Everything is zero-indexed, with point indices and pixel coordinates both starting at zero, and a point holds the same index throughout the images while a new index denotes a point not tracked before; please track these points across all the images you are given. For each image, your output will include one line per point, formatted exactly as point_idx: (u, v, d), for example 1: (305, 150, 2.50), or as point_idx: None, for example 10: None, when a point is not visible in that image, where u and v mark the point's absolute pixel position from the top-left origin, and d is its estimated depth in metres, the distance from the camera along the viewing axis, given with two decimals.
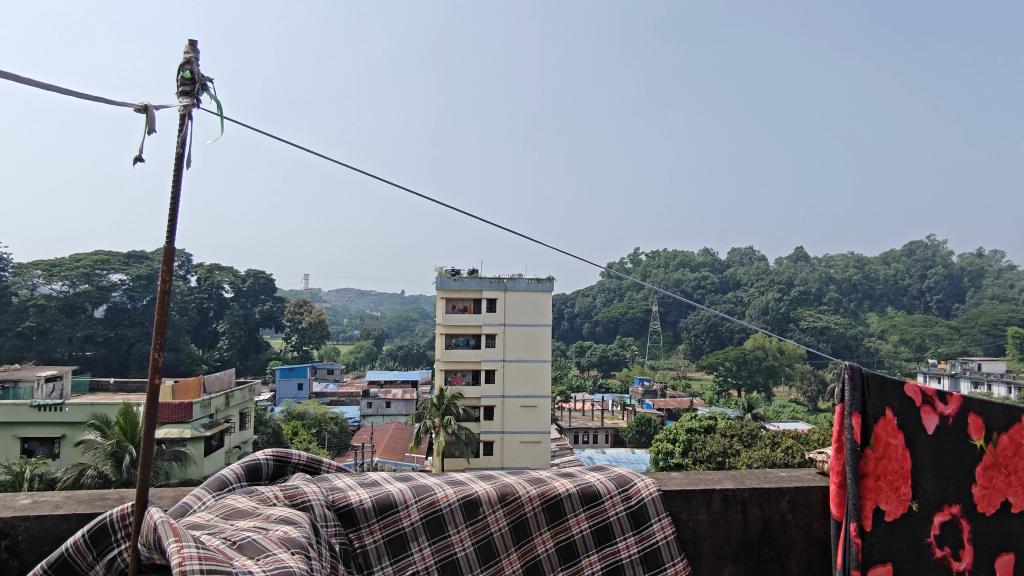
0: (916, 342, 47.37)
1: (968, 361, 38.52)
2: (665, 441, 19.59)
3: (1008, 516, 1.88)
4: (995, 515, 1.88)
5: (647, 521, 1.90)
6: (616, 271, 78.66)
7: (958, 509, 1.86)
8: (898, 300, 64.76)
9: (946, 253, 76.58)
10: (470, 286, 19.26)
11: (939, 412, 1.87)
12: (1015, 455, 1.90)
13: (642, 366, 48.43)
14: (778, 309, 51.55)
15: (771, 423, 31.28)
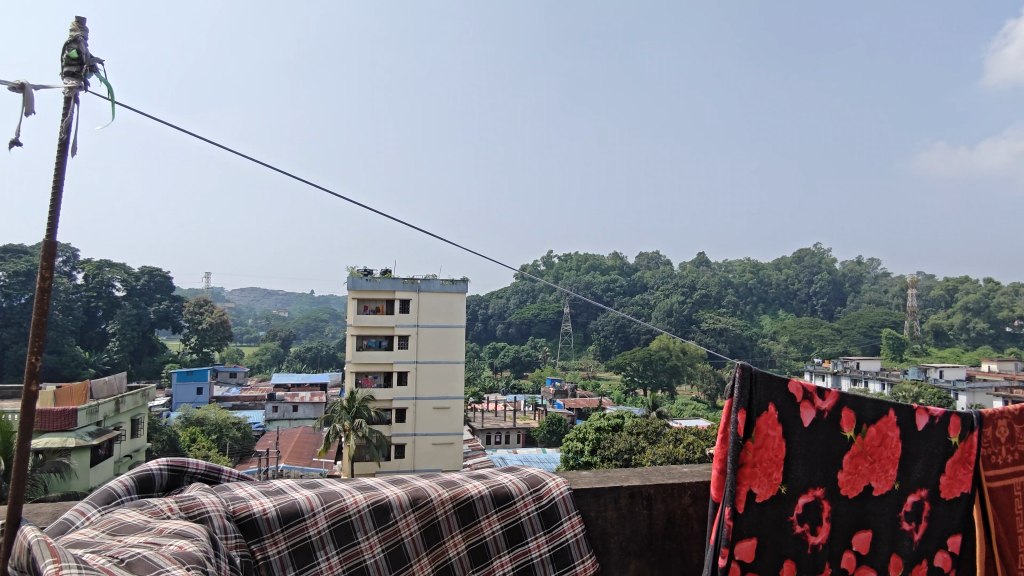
0: (804, 343, 50.95)
1: (848, 361, 41.85)
2: (574, 440, 19.91)
3: (872, 499, 2.08)
4: (860, 498, 2.07)
5: (557, 520, 1.93)
6: (530, 272, 79.73)
7: (828, 494, 2.02)
8: (788, 303, 69.39)
9: (830, 261, 82.87)
10: (383, 287, 18.93)
11: (816, 406, 2.01)
12: (880, 444, 2.09)
13: (553, 367, 49.32)
14: (681, 310, 53.89)
15: (675, 420, 32.73)
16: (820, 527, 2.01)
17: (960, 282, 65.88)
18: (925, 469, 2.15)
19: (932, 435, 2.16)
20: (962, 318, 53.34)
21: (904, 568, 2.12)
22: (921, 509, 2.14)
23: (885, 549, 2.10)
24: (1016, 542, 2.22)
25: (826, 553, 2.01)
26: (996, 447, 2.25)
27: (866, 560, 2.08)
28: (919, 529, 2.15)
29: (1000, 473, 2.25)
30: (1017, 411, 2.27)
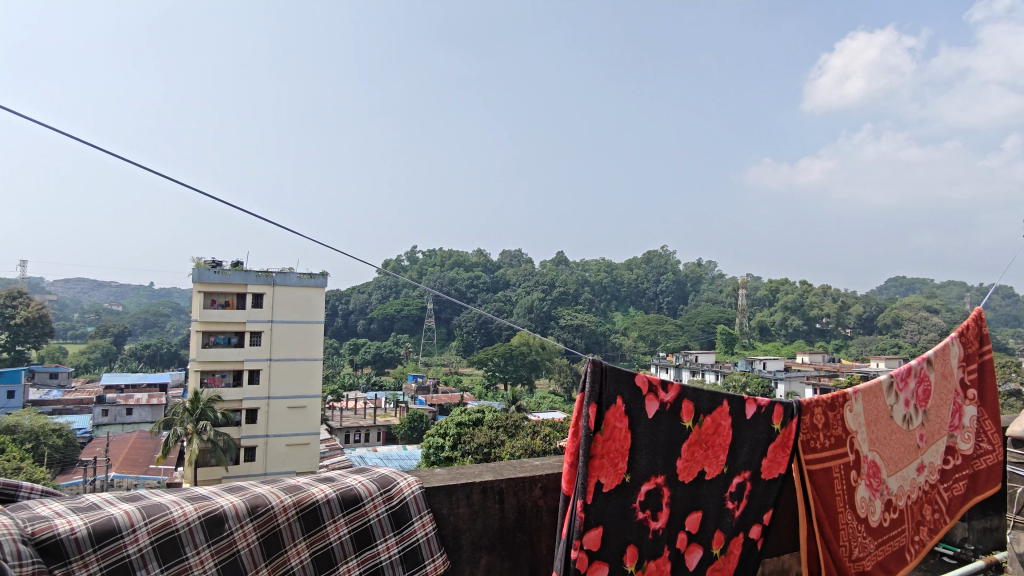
0: (651, 338, 54.74)
1: (689, 354, 45.60)
2: (435, 436, 19.86)
3: (705, 483, 2.25)
4: (694, 483, 2.23)
5: (408, 519, 1.89)
6: (393, 267, 78.39)
7: (668, 481, 2.16)
8: (637, 301, 74.21)
9: (675, 262, 89.78)
10: (233, 280, 17.65)
11: (659, 399, 2.13)
12: (713, 432, 2.26)
13: (416, 363, 48.91)
14: (541, 307, 55.37)
15: (533, 413, 33.95)
16: (661, 512, 2.13)
17: (782, 283, 74.20)
18: (751, 453, 2.36)
19: (759, 422, 2.37)
20: (782, 316, 60.33)
21: (729, 544, 2.34)
22: (745, 489, 2.36)
23: (713, 526, 2.29)
24: (832, 516, 2.51)
25: (663, 535, 2.15)
26: (812, 432, 2.51)
27: (699, 539, 2.25)
28: (742, 508, 2.37)
29: (819, 456, 2.52)
30: (830, 399, 2.56)
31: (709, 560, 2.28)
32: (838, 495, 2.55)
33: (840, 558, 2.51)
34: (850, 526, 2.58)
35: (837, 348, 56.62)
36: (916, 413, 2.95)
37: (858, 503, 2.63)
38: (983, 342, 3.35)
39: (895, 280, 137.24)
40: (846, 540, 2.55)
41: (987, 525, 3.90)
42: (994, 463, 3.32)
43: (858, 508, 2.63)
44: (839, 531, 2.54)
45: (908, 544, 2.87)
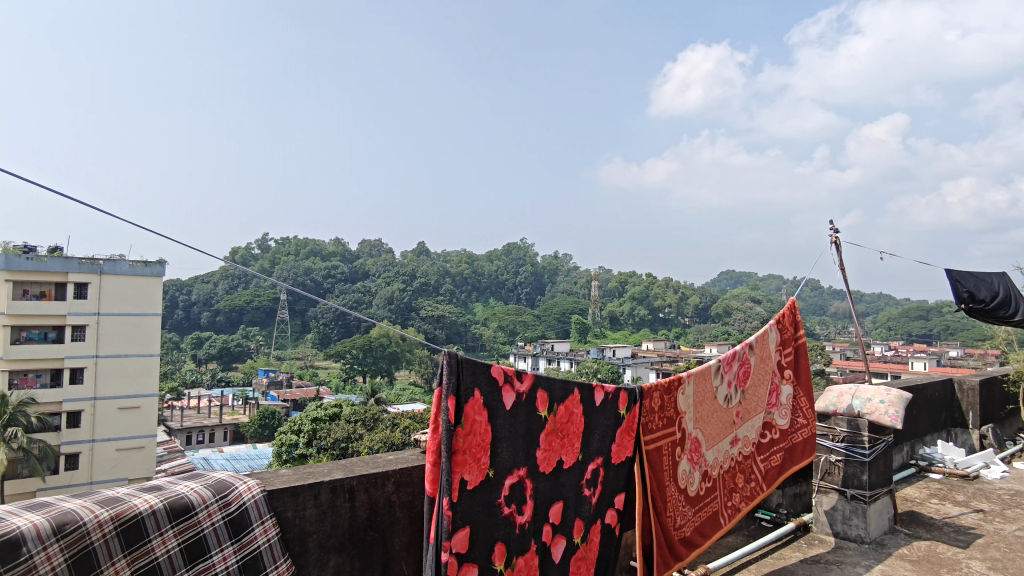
0: (510, 328, 56.13)
1: (546, 343, 47.41)
2: (288, 433, 18.88)
3: (562, 472, 2.32)
4: (554, 472, 2.29)
5: (247, 527, 1.76)
6: (242, 255, 73.47)
7: (528, 472, 2.20)
8: (497, 292, 75.71)
9: (533, 255, 92.64)
10: (51, 268, 15.46)
11: (515, 390, 2.16)
12: (567, 421, 2.34)
13: (267, 358, 46.30)
14: (401, 298, 53.76)
15: (393, 405, 33.54)
16: (523, 504, 2.17)
17: (630, 275, 79.23)
18: (601, 439, 2.47)
19: (607, 408, 2.49)
20: (630, 306, 64.38)
21: (586, 531, 2.43)
22: (598, 475, 2.46)
23: (573, 515, 2.37)
24: (663, 493, 2.72)
25: (526, 528, 2.18)
26: (652, 416, 2.68)
27: (558, 529, 2.31)
28: (597, 494, 2.47)
29: (656, 437, 2.70)
30: (668, 383, 2.74)
31: (569, 548, 2.36)
32: (668, 470, 2.75)
33: (669, 530, 2.72)
34: (676, 499, 2.80)
35: (677, 336, 61.70)
36: (736, 392, 3.25)
37: (682, 476, 2.85)
38: (796, 328, 3.76)
39: (727, 275, 152.39)
40: (672, 512, 2.76)
41: (797, 490, 4.42)
42: (807, 436, 3.75)
43: (683, 482, 2.85)
44: (668, 505, 2.75)
45: (724, 511, 3.17)
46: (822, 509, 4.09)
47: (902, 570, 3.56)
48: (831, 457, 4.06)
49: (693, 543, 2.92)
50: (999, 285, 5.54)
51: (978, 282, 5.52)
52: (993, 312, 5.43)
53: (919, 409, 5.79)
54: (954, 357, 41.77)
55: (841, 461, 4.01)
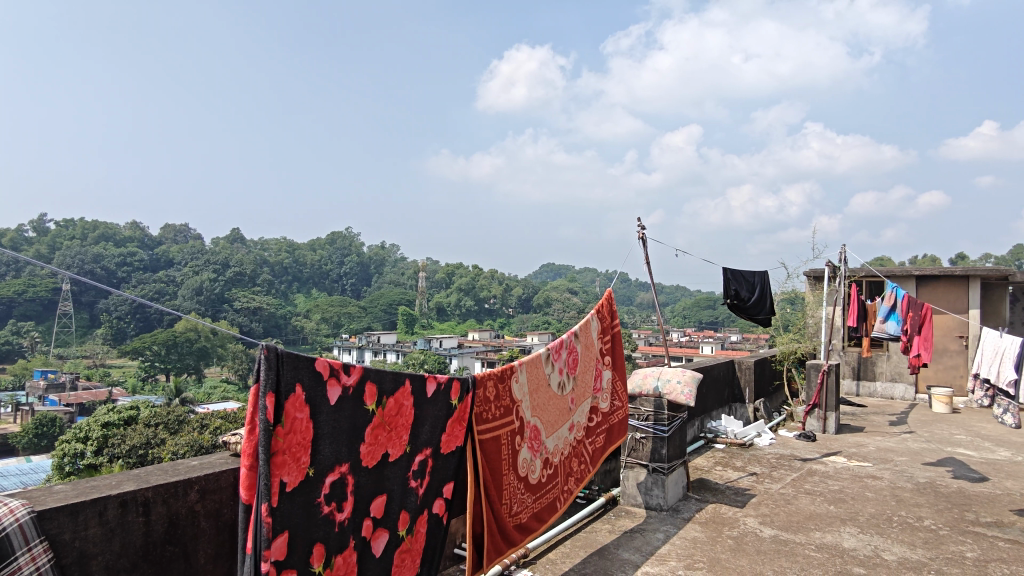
0: (333, 320, 54.27)
1: (371, 335, 46.73)
2: (70, 442, 16.39)
3: (389, 466, 2.29)
4: (379, 467, 2.25)
5: (10, 555, 1.51)
6: (10, 239, 62.69)
7: (352, 468, 2.13)
8: (321, 283, 72.56)
9: (359, 245, 90.24)
10: None
11: (342, 383, 2.08)
12: (396, 413, 2.31)
13: (45, 357, 40.14)
14: (212, 288, 48.63)
15: (202, 405, 30.91)
16: (345, 502, 2.10)
17: (457, 267, 80.41)
18: (431, 431, 2.47)
19: (438, 399, 2.50)
20: (457, 297, 65.30)
21: (413, 522, 2.43)
22: (426, 466, 2.47)
23: (398, 508, 2.35)
24: (498, 482, 2.80)
25: (348, 526, 2.12)
26: (485, 405, 2.74)
27: (383, 522, 2.28)
28: (425, 484, 2.48)
29: (489, 425, 2.77)
30: (500, 372, 2.82)
31: (394, 541, 2.34)
32: (506, 460, 2.84)
33: (504, 517, 2.81)
34: (511, 487, 2.90)
35: (501, 326, 63.72)
36: (568, 379, 3.44)
37: (519, 464, 2.96)
38: (614, 317, 4.05)
39: (549, 268, 160.96)
40: (507, 499, 2.85)
41: (608, 467, 4.78)
42: (621, 417, 4.07)
43: (519, 469, 2.96)
44: (502, 493, 2.84)
45: (559, 494, 3.34)
46: (628, 482, 4.47)
47: (693, 531, 4.02)
48: (636, 435, 4.44)
49: (531, 527, 3.05)
50: (759, 280, 6.47)
51: (742, 280, 6.35)
52: (753, 310, 6.41)
53: (708, 387, 6.56)
54: (734, 341, 47.99)
55: (645, 438, 4.40)
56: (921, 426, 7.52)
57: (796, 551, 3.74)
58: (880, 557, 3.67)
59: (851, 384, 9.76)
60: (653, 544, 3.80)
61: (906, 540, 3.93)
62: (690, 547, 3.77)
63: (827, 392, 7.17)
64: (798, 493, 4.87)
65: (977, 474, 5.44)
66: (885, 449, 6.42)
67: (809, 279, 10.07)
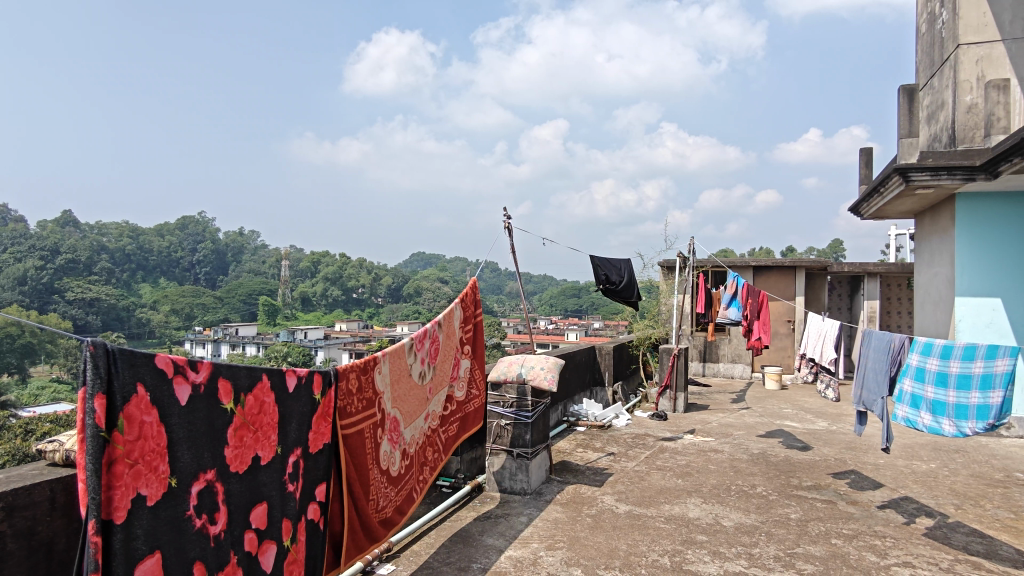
0: (185, 311, 49.15)
1: (228, 327, 43.81)
2: None
3: (260, 469, 2.13)
4: (249, 472, 2.09)
5: None
6: None
7: (219, 475, 1.97)
8: (171, 271, 66.48)
9: (214, 231, 84.02)
10: None
11: (191, 380, 1.89)
12: (258, 412, 2.15)
13: None
14: (40, 277, 42.13)
15: (27, 408, 27.13)
16: (218, 513, 1.94)
17: (323, 255, 77.42)
18: (298, 429, 2.33)
19: (302, 395, 2.36)
20: (323, 286, 62.96)
21: (295, 530, 2.29)
22: (299, 468, 2.33)
23: (277, 516, 2.20)
24: (363, 477, 2.71)
25: (226, 540, 1.97)
26: (349, 398, 2.63)
27: (264, 533, 2.13)
28: (300, 488, 2.34)
29: (353, 420, 2.65)
30: (362, 363, 2.71)
31: (279, 553, 2.20)
32: (369, 454, 2.74)
33: (367, 511, 2.73)
34: (377, 482, 2.82)
35: (370, 316, 62.23)
36: (428, 368, 3.39)
37: (383, 457, 2.88)
38: (475, 306, 4.06)
39: (419, 256, 160.15)
40: (373, 494, 2.79)
41: (474, 455, 4.78)
42: (478, 405, 4.12)
43: (384, 463, 2.89)
44: (369, 489, 2.76)
45: (416, 485, 3.28)
46: (494, 468, 4.51)
47: (555, 512, 4.15)
48: (501, 422, 4.49)
49: (391, 521, 2.97)
50: (625, 268, 6.80)
51: (611, 266, 6.63)
52: (625, 294, 6.74)
53: (571, 372, 6.82)
54: (597, 327, 50.51)
55: (511, 424, 4.48)
56: (755, 402, 8.32)
57: (648, 523, 3.99)
58: (719, 524, 4.00)
59: (697, 365, 10.56)
60: (518, 527, 3.88)
61: (742, 507, 4.31)
62: (552, 528, 3.89)
63: (677, 373, 7.71)
64: (650, 470, 5.20)
65: (800, 443, 6.11)
66: (726, 424, 7.03)
67: (663, 269, 10.75)
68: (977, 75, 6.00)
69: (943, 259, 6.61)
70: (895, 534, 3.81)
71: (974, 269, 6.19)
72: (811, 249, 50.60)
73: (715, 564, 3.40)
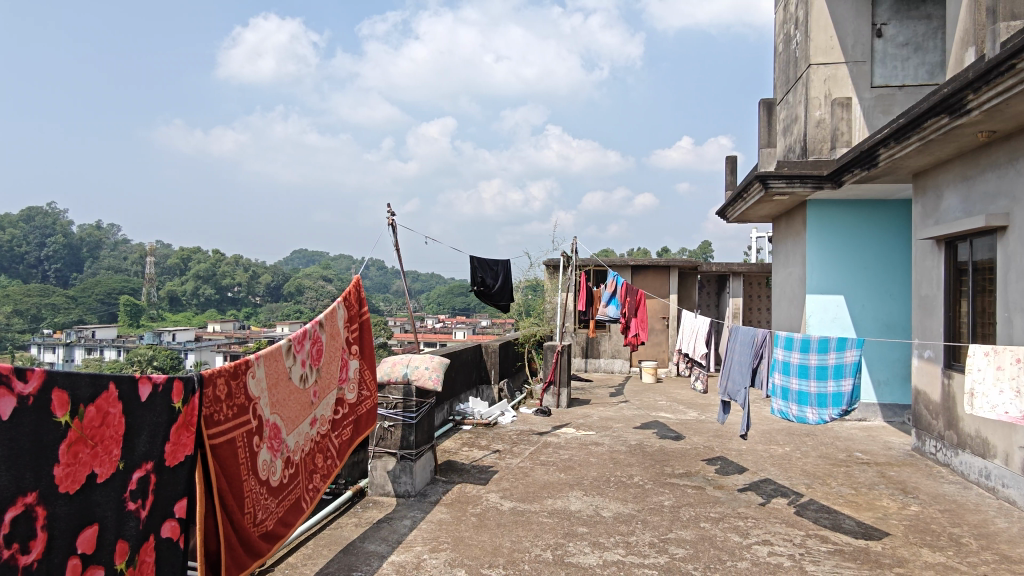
0: (30, 313, 42.67)
1: (82, 329, 39.35)
2: None
3: (96, 488, 1.92)
4: (82, 492, 1.88)
5: None
6: None
7: (41, 498, 1.76)
8: (11, 268, 58.66)
9: (65, 223, 75.47)
10: None
11: (18, 392, 1.70)
12: (101, 424, 1.94)
13: None
14: None
15: None
16: (35, 540, 1.73)
17: (194, 251, 71.86)
18: (149, 442, 2.12)
19: (157, 404, 2.14)
20: (193, 284, 58.48)
21: (136, 552, 2.05)
22: (147, 484, 2.10)
23: (112, 537, 1.97)
24: (238, 488, 2.52)
25: (47, 570, 1.76)
26: (216, 406, 2.41)
27: (93, 558, 1.91)
28: (150, 506, 2.11)
29: (224, 428, 2.45)
30: (232, 367, 2.51)
31: None
32: (242, 464, 2.54)
33: (244, 525, 2.54)
34: (256, 493, 2.64)
35: (247, 317, 58.62)
36: (310, 371, 3.22)
37: (262, 467, 2.70)
38: (360, 305, 3.91)
39: (300, 253, 153.35)
40: (253, 507, 2.61)
41: (355, 459, 4.61)
42: (370, 406, 3.97)
43: (263, 472, 2.71)
44: (247, 500, 2.58)
45: (305, 494, 3.10)
46: (376, 472, 4.38)
47: (440, 513, 4.10)
48: (384, 424, 4.37)
49: (274, 534, 2.79)
50: (502, 269, 6.85)
51: (487, 268, 6.67)
52: (498, 298, 6.79)
53: (456, 371, 6.76)
54: (485, 325, 50.63)
55: (393, 426, 4.36)
56: (633, 396, 8.69)
57: (532, 519, 4.04)
58: (599, 515, 4.13)
59: (579, 361, 10.86)
60: (400, 531, 3.78)
61: (620, 497, 4.48)
62: (435, 529, 3.83)
63: (560, 369, 7.88)
64: (534, 465, 5.28)
65: (673, 433, 6.45)
66: (606, 418, 7.28)
67: (547, 268, 10.98)
68: (825, 93, 6.61)
69: (797, 260, 7.23)
70: (755, 514, 4.11)
71: (823, 269, 6.80)
72: (684, 249, 54.03)
73: (595, 554, 3.50)
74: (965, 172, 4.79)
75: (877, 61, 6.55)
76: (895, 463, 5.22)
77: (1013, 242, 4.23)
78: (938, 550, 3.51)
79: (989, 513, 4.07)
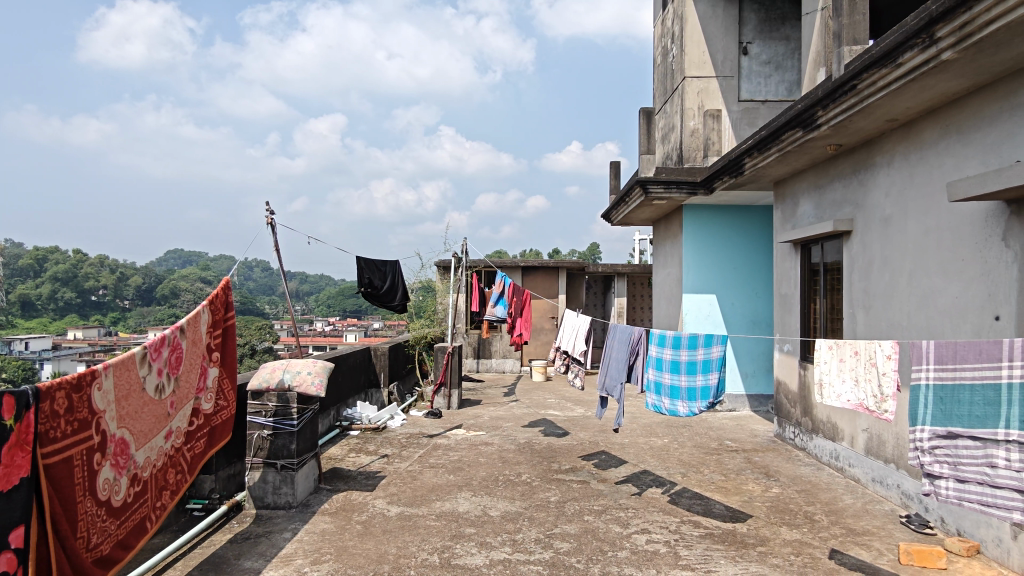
0: None
1: None
2: None
3: None
4: None
5: None
6: None
7: None
8: None
9: None
10: None
11: None
12: None
13: None
14: None
15: None
16: None
17: (50, 251, 64.65)
18: None
19: None
20: (50, 288, 52.58)
21: None
22: None
23: None
24: (72, 510, 2.28)
25: None
26: (53, 421, 2.17)
27: None
28: None
29: (60, 444, 2.22)
30: (75, 378, 2.28)
31: None
32: (78, 484, 2.31)
33: (77, 552, 2.29)
34: (91, 515, 2.39)
35: (114, 323, 53.49)
36: (167, 381, 2.99)
37: (103, 486, 2.47)
38: (226, 309, 3.68)
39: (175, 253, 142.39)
40: (85, 530, 2.36)
41: (231, 471, 4.32)
42: (227, 416, 3.74)
43: (103, 492, 2.47)
44: (80, 523, 2.34)
45: (151, 513, 2.85)
46: (253, 483, 4.14)
47: (322, 523, 3.94)
48: (262, 433, 4.17)
49: (112, 559, 2.54)
50: (390, 270, 6.72)
51: (375, 269, 6.54)
52: (383, 301, 6.66)
53: (342, 375, 6.56)
54: (378, 327, 49.10)
55: (271, 434, 4.17)
56: (522, 394, 8.81)
57: (419, 523, 3.99)
58: (487, 514, 4.14)
59: (471, 362, 10.89)
60: (279, 545, 3.60)
61: (508, 495, 4.52)
62: (316, 540, 3.69)
63: (451, 371, 7.85)
64: (423, 468, 5.21)
65: (561, 430, 6.60)
66: (497, 417, 7.34)
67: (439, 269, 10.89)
68: (698, 104, 7.03)
69: (673, 262, 7.63)
70: (634, 505, 4.29)
71: (697, 271, 7.23)
72: (576, 252, 54.96)
73: (481, 554, 3.50)
74: (817, 181, 5.25)
75: (743, 77, 7.05)
76: (760, 449, 5.65)
77: (856, 244, 4.69)
78: (795, 528, 3.83)
79: (838, 491, 4.49)
